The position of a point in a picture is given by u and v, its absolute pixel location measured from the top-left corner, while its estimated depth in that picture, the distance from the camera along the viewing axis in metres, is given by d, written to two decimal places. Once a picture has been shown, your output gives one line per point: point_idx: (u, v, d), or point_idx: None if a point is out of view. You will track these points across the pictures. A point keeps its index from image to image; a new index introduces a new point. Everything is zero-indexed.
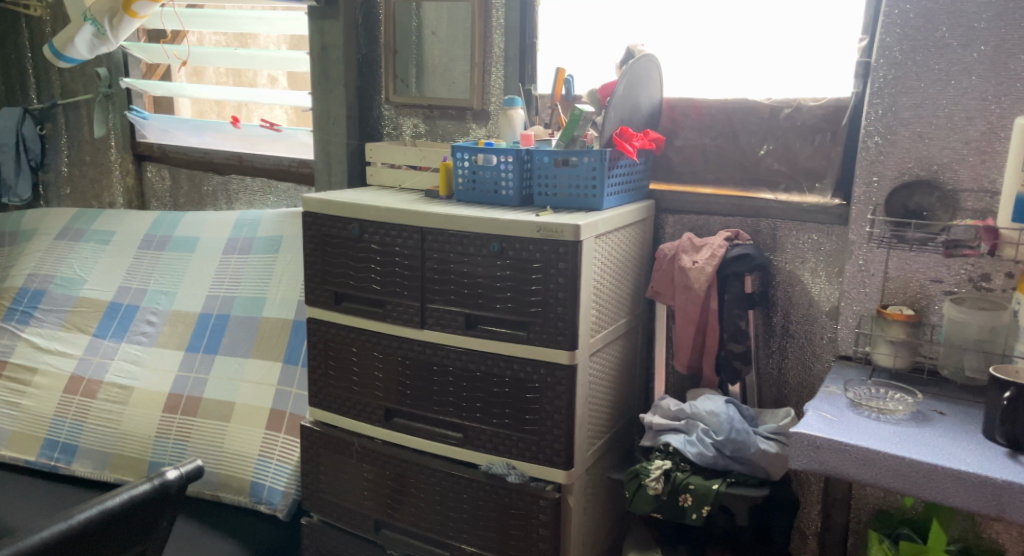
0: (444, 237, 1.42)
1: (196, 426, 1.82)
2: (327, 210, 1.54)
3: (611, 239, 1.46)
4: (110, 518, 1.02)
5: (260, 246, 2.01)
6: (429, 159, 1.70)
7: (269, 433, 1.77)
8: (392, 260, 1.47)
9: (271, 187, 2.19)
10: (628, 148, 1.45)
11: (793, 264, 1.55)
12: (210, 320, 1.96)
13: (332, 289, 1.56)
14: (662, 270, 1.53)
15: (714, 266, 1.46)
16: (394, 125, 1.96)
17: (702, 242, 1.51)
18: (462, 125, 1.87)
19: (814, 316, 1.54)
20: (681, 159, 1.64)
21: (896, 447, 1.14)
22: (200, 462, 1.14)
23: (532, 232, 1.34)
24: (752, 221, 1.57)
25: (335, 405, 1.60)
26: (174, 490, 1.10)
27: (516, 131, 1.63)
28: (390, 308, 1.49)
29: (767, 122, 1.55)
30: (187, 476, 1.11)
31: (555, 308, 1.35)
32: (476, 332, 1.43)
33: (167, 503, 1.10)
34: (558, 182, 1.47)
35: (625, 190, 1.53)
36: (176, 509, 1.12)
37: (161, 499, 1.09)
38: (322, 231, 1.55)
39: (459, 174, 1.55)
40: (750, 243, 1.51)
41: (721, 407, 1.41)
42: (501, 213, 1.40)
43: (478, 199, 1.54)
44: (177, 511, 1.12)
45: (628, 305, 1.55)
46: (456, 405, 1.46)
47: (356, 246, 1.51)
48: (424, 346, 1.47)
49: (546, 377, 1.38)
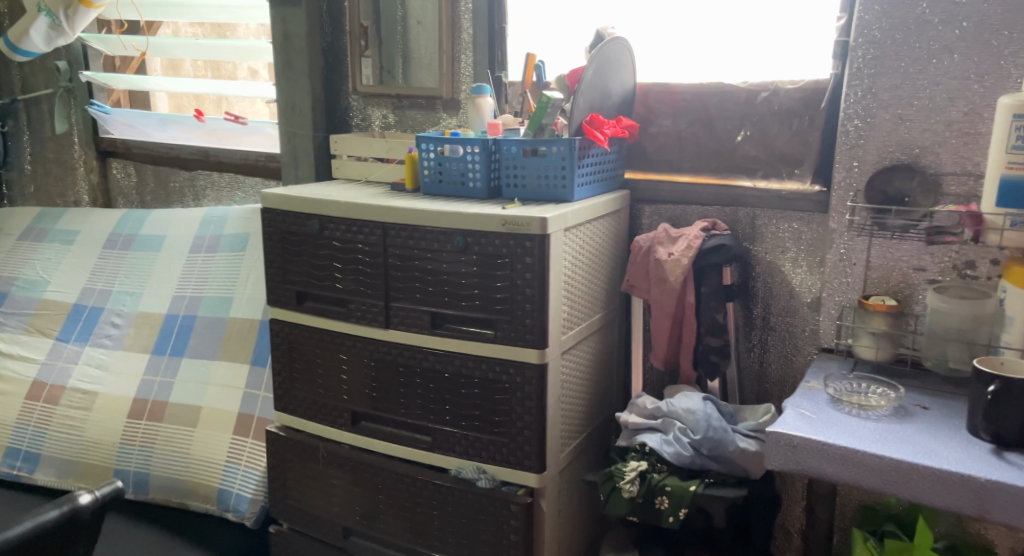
0: (406, 234, 1.36)
1: (161, 431, 1.76)
2: (286, 206, 1.47)
3: (583, 232, 1.40)
4: (11, 548, 0.95)
5: (226, 244, 1.94)
6: (396, 151, 1.63)
7: (237, 438, 1.72)
8: (355, 258, 1.41)
9: (238, 182, 2.12)
10: (597, 135, 1.39)
11: (773, 255, 1.49)
12: (176, 322, 1.90)
13: (295, 288, 1.50)
14: (637, 263, 1.47)
15: (689, 258, 1.41)
16: (363, 116, 1.90)
17: (678, 232, 1.46)
18: (432, 115, 1.81)
19: (795, 308, 1.48)
20: (656, 147, 1.58)
21: (876, 445, 1.09)
22: (119, 485, 1.08)
23: (498, 226, 1.29)
24: (730, 210, 1.51)
25: (301, 408, 1.54)
26: (86, 516, 1.04)
27: (485, 120, 1.56)
28: (353, 309, 1.44)
29: (744, 107, 1.48)
30: (102, 500, 1.05)
31: (522, 305, 1.30)
32: (442, 331, 1.37)
33: (79, 529, 1.04)
34: (528, 173, 1.42)
35: (598, 179, 1.47)
36: (90, 534, 1.06)
37: (72, 525, 1.02)
38: (282, 228, 1.49)
39: (424, 165, 1.49)
40: (727, 233, 1.45)
41: (698, 405, 1.36)
42: (465, 207, 1.34)
43: (445, 192, 1.48)
44: (92, 536, 1.06)
45: (603, 300, 1.49)
46: (424, 408, 1.41)
47: (317, 243, 1.45)
48: (390, 347, 1.42)
49: (515, 377, 1.32)
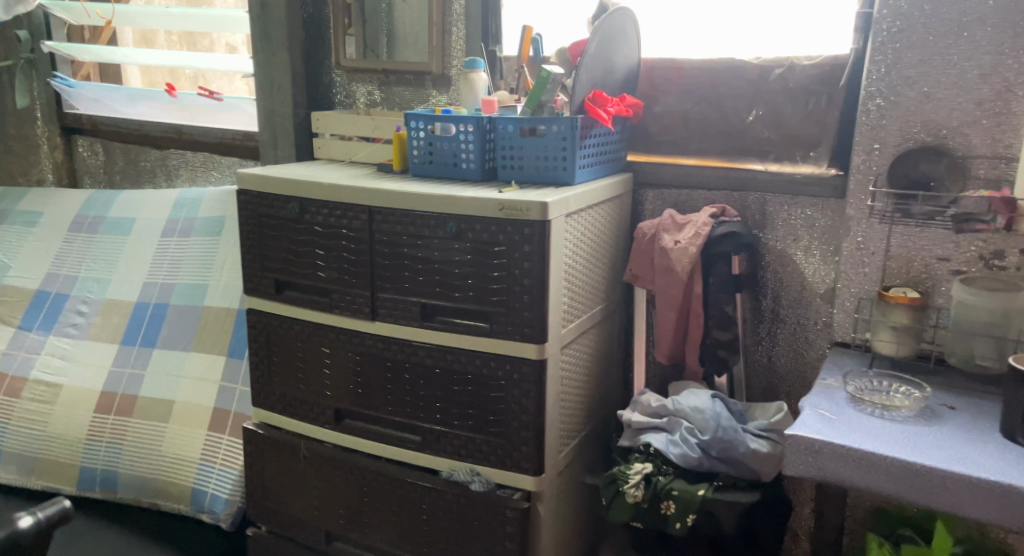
0: (394, 220, 1.26)
1: (131, 427, 1.65)
2: (263, 188, 1.37)
3: (584, 217, 1.30)
4: None
5: (200, 228, 1.83)
6: (383, 129, 1.53)
7: (212, 435, 1.61)
8: (338, 244, 1.31)
9: (214, 162, 2.00)
10: (601, 114, 1.29)
11: (784, 243, 1.40)
12: (147, 310, 1.79)
13: (273, 276, 1.40)
14: (642, 251, 1.39)
15: (698, 246, 1.32)
16: (347, 92, 1.78)
17: (685, 219, 1.37)
18: (420, 91, 1.70)
19: (807, 300, 1.39)
20: (660, 128, 1.48)
21: (905, 451, 1.00)
22: (66, 503, 0.99)
23: (494, 211, 1.19)
24: (739, 196, 1.43)
25: (280, 405, 1.45)
26: (28, 540, 0.94)
27: (478, 97, 1.46)
28: (336, 299, 1.34)
29: (756, 85, 1.37)
30: (46, 522, 0.96)
31: (520, 296, 1.21)
32: (433, 324, 1.27)
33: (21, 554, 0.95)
34: (525, 153, 1.32)
35: (601, 161, 1.38)
36: None
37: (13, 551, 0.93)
38: (259, 212, 1.38)
39: (413, 145, 1.39)
40: (737, 220, 1.36)
41: (707, 403, 1.26)
42: (458, 190, 1.25)
43: (436, 173, 1.38)
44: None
45: (604, 291, 1.40)
46: (413, 406, 1.31)
47: (297, 228, 1.35)
48: (377, 340, 1.32)
49: (512, 374, 1.23)
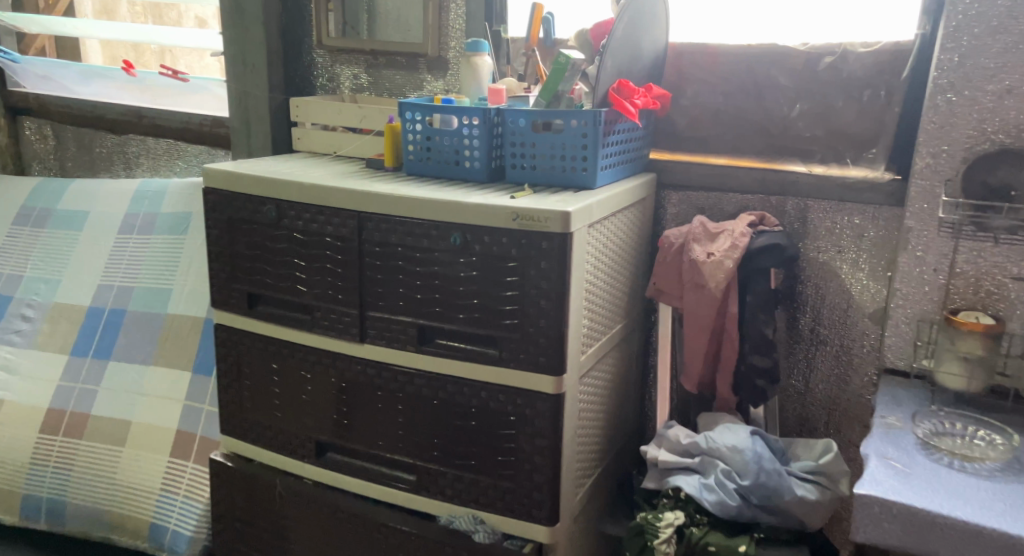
0: (388, 228, 1.09)
1: (81, 451, 1.46)
2: (234, 187, 1.18)
3: (607, 227, 1.14)
4: None
5: (163, 225, 1.63)
6: (371, 120, 1.34)
7: (175, 461, 1.43)
8: (323, 254, 1.14)
9: (178, 150, 1.77)
10: (627, 107, 1.12)
11: (828, 255, 1.23)
12: (102, 317, 1.59)
13: (244, 288, 1.21)
14: (668, 263, 1.23)
15: (735, 260, 1.15)
16: (329, 75, 1.59)
17: (718, 227, 1.21)
18: (413, 76, 1.52)
19: (853, 320, 1.23)
20: (687, 122, 1.30)
21: (1003, 517, 0.83)
22: None
23: (508, 221, 1.02)
24: (777, 200, 1.26)
25: (254, 434, 1.27)
26: None
27: (483, 85, 1.28)
28: (320, 317, 1.16)
29: (801, 77, 1.21)
30: None
31: (535, 320, 1.04)
32: (432, 349, 1.10)
33: None
34: (540, 151, 1.15)
35: (623, 161, 1.21)
36: None
37: None
38: (229, 214, 1.20)
39: (408, 139, 1.21)
40: (778, 229, 1.20)
41: (746, 442, 1.09)
42: (464, 195, 1.07)
43: (435, 172, 1.21)
44: None
45: (624, 308, 1.24)
46: (407, 441, 1.14)
47: (274, 234, 1.17)
48: (366, 365, 1.15)
49: (524, 408, 1.07)
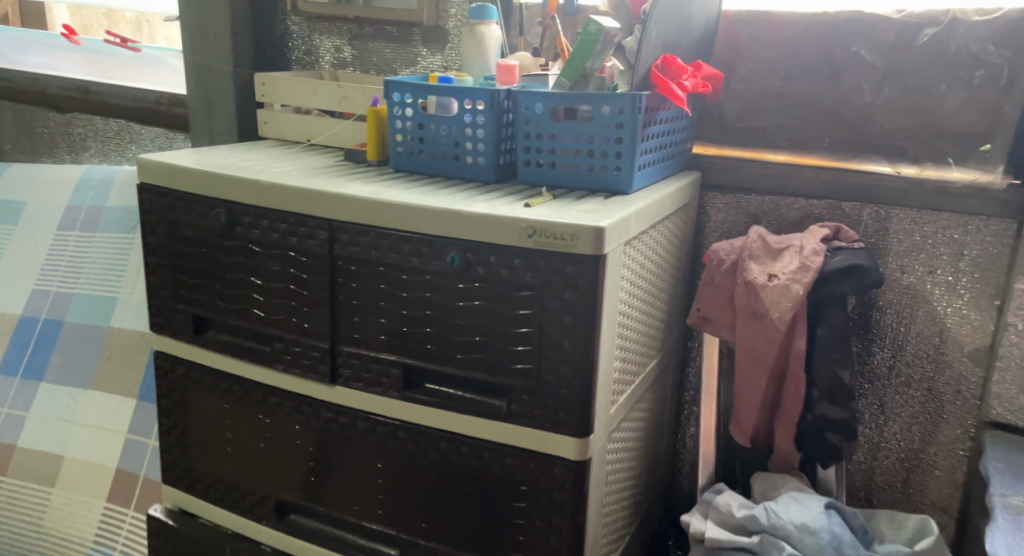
0: (367, 242, 0.85)
1: (5, 487, 1.25)
2: (174, 184, 0.94)
3: (644, 243, 0.90)
4: None
5: (109, 221, 1.39)
6: (352, 101, 1.10)
7: (112, 507, 1.20)
8: (284, 272, 0.90)
9: (131, 132, 1.51)
10: (674, 89, 0.87)
11: (917, 276, 0.99)
12: (35, 329, 1.36)
13: (188, 311, 0.97)
14: (716, 285, 1.00)
15: (805, 284, 0.91)
16: (306, 46, 1.34)
17: (781, 241, 0.97)
18: (405, 49, 1.27)
19: (946, 358, 0.99)
20: (740, 109, 1.07)
21: None
22: None
23: (522, 237, 0.79)
24: (854, 207, 1.01)
25: (200, 487, 1.03)
26: None
27: (489, 61, 1.04)
28: (280, 351, 0.92)
29: (892, 53, 0.97)
30: None
31: (555, 367, 0.80)
32: (420, 397, 0.87)
33: None
34: (561, 145, 0.91)
35: (663, 158, 0.97)
36: None
37: None
38: (170, 217, 0.95)
39: (396, 127, 0.98)
40: (859, 246, 0.96)
41: (820, 520, 0.86)
42: (465, 201, 0.83)
43: (430, 168, 0.98)
44: None
45: (658, 338, 1.01)
46: (389, 509, 0.91)
47: (225, 244, 0.93)
48: (338, 413, 0.91)
49: (537, 477, 0.83)
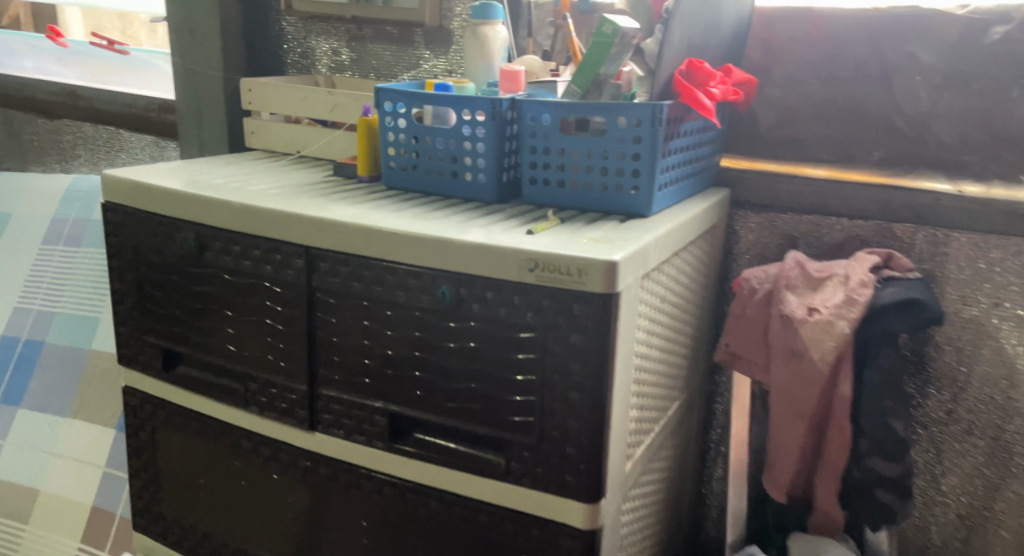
0: (348, 272, 0.75)
1: None
2: (140, 203, 0.84)
3: (666, 273, 0.79)
4: None
5: (94, 236, 1.31)
6: (344, 110, 1.00)
7: (87, 548, 1.12)
8: (259, 305, 0.80)
9: (120, 140, 1.43)
10: (701, 98, 0.76)
11: (980, 309, 0.87)
12: (15, 350, 1.28)
13: (157, 344, 0.88)
14: (748, 318, 0.88)
15: (851, 320, 0.80)
16: (302, 48, 1.24)
17: (823, 270, 0.85)
18: (406, 52, 1.16)
19: (1013, 404, 0.87)
20: (776, 118, 0.96)
21: None
22: None
23: (522, 272, 0.68)
24: (908, 230, 0.89)
25: (172, 536, 0.93)
26: None
27: (494, 66, 0.93)
28: (255, 391, 0.83)
29: (954, 54, 0.86)
30: None
31: (561, 421, 0.69)
32: (409, 449, 0.76)
33: None
34: (572, 161, 0.80)
35: (688, 176, 0.86)
36: None
37: None
38: (135, 240, 0.86)
39: (388, 140, 0.88)
40: (913, 276, 0.84)
41: None
42: (459, 228, 0.73)
43: (425, 186, 0.88)
44: None
45: (681, 377, 0.90)
46: None
47: (195, 272, 0.83)
48: (319, 463, 0.81)
49: (540, 546, 0.72)
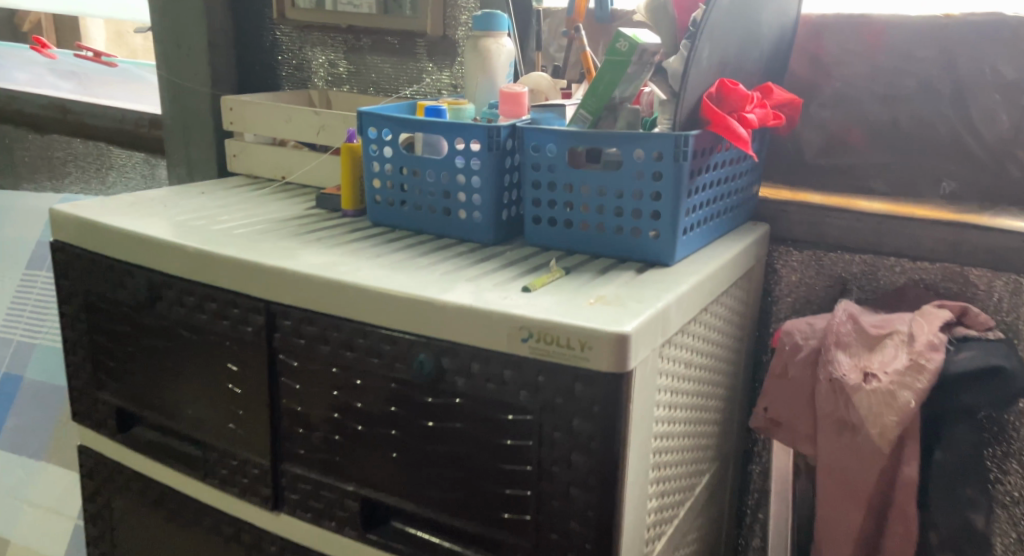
0: (314, 333, 0.64)
1: None
2: (90, 243, 0.74)
3: (692, 333, 0.66)
4: None
5: None
6: (331, 132, 0.89)
7: None
8: (217, 365, 0.69)
9: (110, 157, 1.33)
10: (733, 125, 0.63)
11: None
12: None
13: (110, 402, 0.77)
14: (791, 379, 0.75)
15: (918, 392, 0.66)
16: (297, 60, 1.13)
17: (882, 325, 0.72)
18: (408, 65, 1.05)
19: None
20: (825, 142, 0.83)
21: None
22: None
23: (514, 342, 0.56)
24: (984, 276, 0.76)
25: None
26: None
27: (496, 84, 0.81)
28: (214, 462, 0.72)
29: None
30: None
31: (561, 521, 0.57)
32: (384, 540, 0.65)
33: None
34: (581, 199, 0.68)
35: (720, 213, 0.73)
36: None
37: None
38: (84, 286, 0.75)
39: (374, 171, 0.77)
40: (994, 335, 0.70)
41: None
42: (442, 284, 0.61)
43: (414, 223, 0.76)
44: None
45: (710, 446, 0.77)
46: None
47: (148, 324, 0.73)
48: (286, 548, 0.70)
49: None
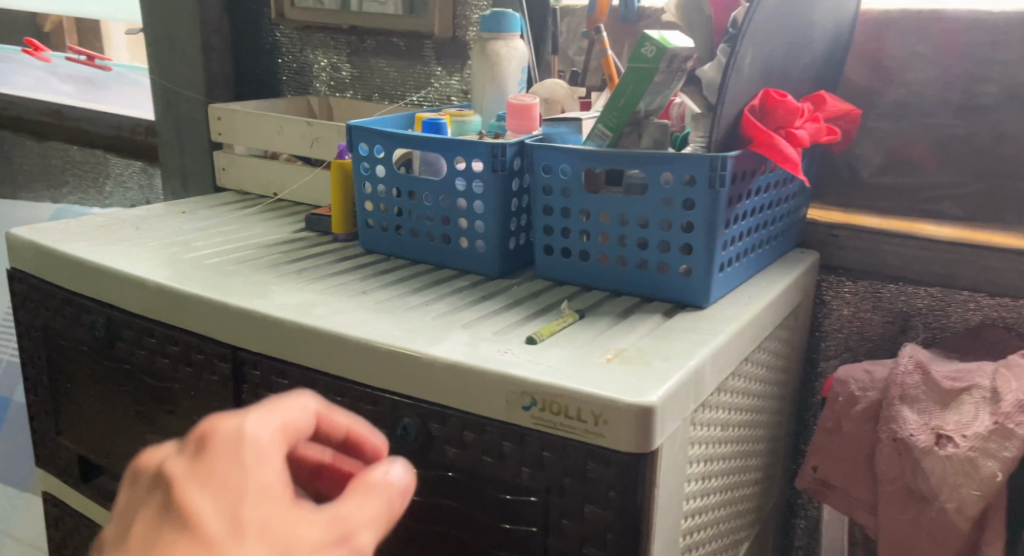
0: (285, 387, 0.55)
1: None
2: (47, 273, 0.66)
3: (731, 389, 0.56)
4: None
5: None
6: (323, 146, 0.80)
7: None
8: (181, 415, 0.61)
9: (106, 165, 1.26)
10: (782, 146, 0.53)
11: None
12: None
13: (72, 449, 0.69)
14: (846, 436, 0.65)
15: (1006, 462, 0.55)
16: (298, 64, 1.04)
17: (959, 375, 0.60)
18: (415, 68, 0.96)
19: None
20: (886, 158, 0.72)
21: None
22: None
23: (514, 410, 0.46)
24: None
25: None
26: None
27: (506, 92, 0.72)
28: None
29: None
30: None
31: None
32: None
33: None
34: (599, 229, 0.58)
35: (763, 244, 0.63)
36: None
37: None
38: (43, 320, 0.68)
39: (365, 192, 0.68)
40: None
41: None
42: (431, 334, 0.51)
43: (410, 251, 0.67)
44: None
45: (748, 510, 0.67)
46: None
47: (108, 365, 0.64)
48: None
49: None
